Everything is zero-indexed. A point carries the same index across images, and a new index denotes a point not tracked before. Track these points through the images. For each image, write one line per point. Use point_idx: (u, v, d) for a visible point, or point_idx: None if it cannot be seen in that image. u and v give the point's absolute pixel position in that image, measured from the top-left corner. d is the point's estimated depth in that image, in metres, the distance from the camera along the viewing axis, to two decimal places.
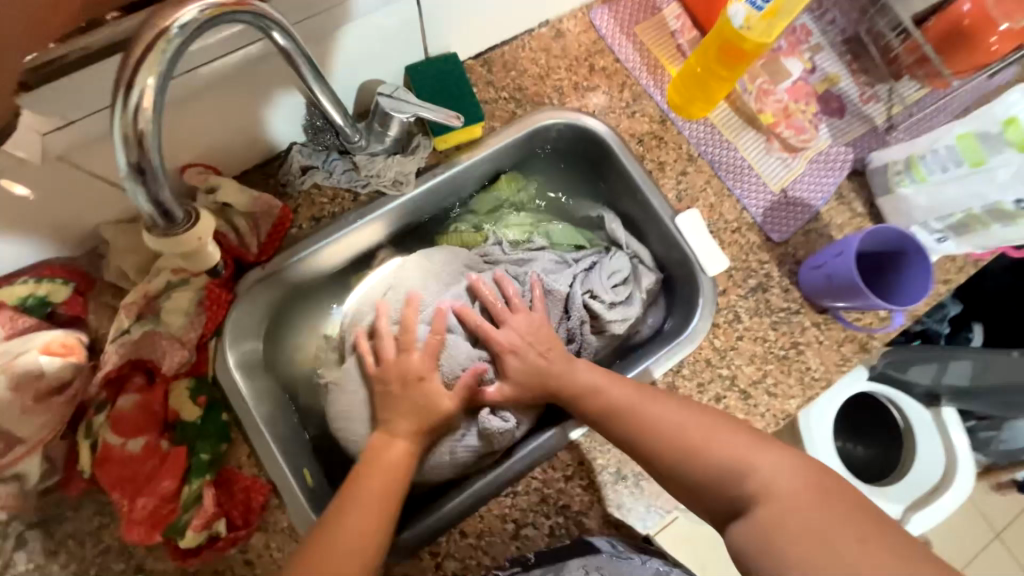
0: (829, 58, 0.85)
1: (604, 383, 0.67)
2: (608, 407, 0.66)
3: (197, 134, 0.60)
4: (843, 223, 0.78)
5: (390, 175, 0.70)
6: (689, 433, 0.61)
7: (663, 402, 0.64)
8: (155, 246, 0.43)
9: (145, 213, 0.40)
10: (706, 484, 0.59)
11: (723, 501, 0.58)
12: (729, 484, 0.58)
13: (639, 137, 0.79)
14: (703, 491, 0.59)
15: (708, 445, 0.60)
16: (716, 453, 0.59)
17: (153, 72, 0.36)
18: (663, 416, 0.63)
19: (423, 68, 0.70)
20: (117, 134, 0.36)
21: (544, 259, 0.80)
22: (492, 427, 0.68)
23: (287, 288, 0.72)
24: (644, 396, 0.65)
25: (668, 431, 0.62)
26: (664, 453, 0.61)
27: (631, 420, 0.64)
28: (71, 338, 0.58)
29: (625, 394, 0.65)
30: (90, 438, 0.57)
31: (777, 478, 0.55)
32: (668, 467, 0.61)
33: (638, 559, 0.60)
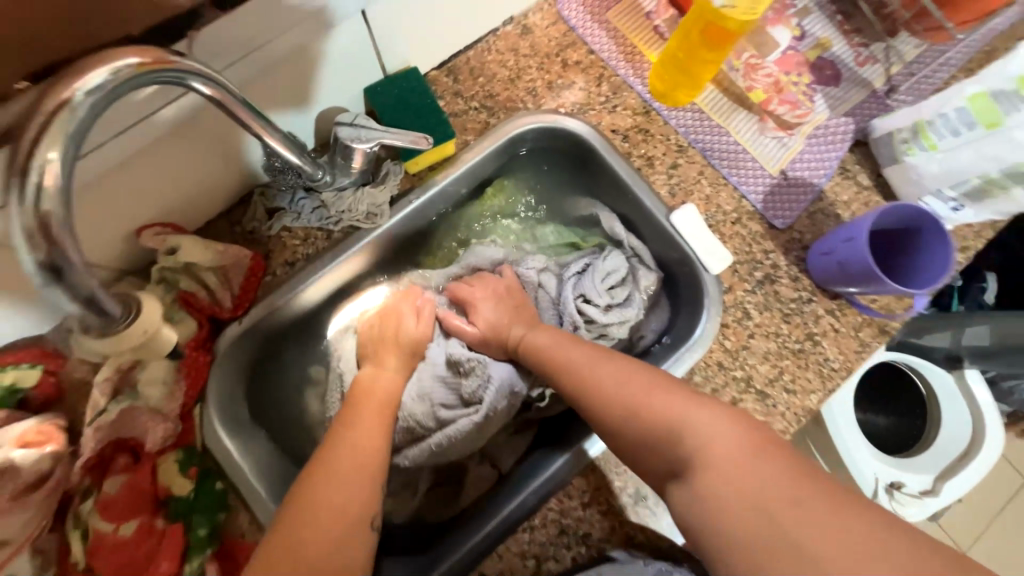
0: (819, 22, 0.78)
1: (550, 345, 0.65)
2: (553, 368, 0.63)
3: (147, 195, 0.55)
4: (850, 200, 0.74)
5: (362, 209, 0.66)
6: (634, 392, 0.56)
7: (612, 362, 0.60)
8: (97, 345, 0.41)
9: (73, 313, 0.37)
10: (646, 443, 0.54)
11: (660, 465, 0.53)
12: (667, 445, 0.52)
13: (624, 133, 0.74)
14: (643, 451, 0.54)
15: (649, 399, 0.55)
16: (656, 410, 0.54)
17: (56, 145, 0.31)
18: (607, 373, 0.59)
19: (383, 88, 0.65)
20: (20, 230, 0.32)
21: (537, 260, 0.77)
22: (456, 350, 0.70)
23: (270, 336, 0.67)
24: (594, 355, 0.62)
25: (610, 388, 0.58)
26: (603, 412, 0.57)
27: (583, 380, 0.60)
28: (46, 424, 0.54)
29: (575, 352, 0.63)
30: (80, 528, 0.54)
31: (719, 440, 0.49)
32: (609, 426, 0.57)
33: (643, 561, 0.58)
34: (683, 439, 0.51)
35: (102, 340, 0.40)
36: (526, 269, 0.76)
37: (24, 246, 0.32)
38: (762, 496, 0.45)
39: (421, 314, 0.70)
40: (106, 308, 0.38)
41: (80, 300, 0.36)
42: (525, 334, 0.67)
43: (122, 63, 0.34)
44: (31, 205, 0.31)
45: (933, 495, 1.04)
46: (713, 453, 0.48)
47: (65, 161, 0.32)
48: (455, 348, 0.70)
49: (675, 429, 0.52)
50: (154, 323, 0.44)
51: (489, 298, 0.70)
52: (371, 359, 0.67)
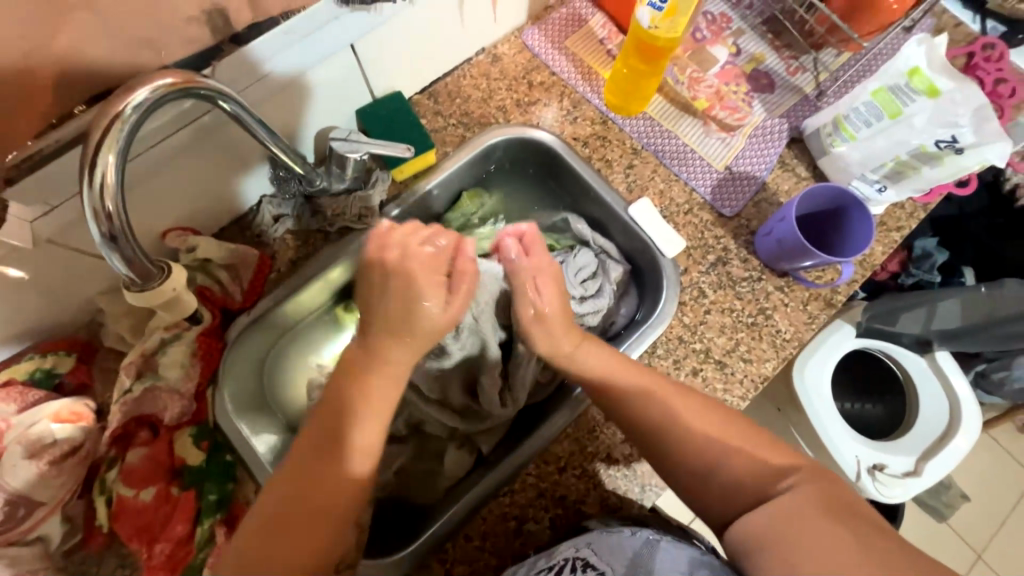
0: (752, 40, 0.90)
1: (616, 374, 0.67)
2: (642, 407, 0.64)
3: (171, 201, 0.65)
4: (790, 189, 0.82)
5: (355, 211, 0.75)
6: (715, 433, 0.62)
7: (698, 405, 0.64)
8: (137, 301, 0.51)
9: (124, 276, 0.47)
10: (729, 482, 0.60)
11: (733, 502, 0.60)
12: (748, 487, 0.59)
13: (584, 140, 0.84)
14: (718, 489, 0.60)
15: (730, 441, 0.62)
16: (742, 455, 0.61)
17: (112, 150, 0.41)
18: (693, 417, 0.63)
19: (371, 110, 0.76)
20: (88, 211, 0.42)
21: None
22: (494, 351, 0.75)
23: (272, 330, 0.76)
24: (681, 394, 0.65)
25: (698, 432, 0.62)
26: (690, 455, 0.62)
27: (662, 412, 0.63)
28: (79, 404, 0.62)
29: (655, 385, 0.65)
30: (105, 494, 0.61)
31: (803, 485, 0.58)
32: (693, 465, 0.61)
33: (628, 531, 0.61)
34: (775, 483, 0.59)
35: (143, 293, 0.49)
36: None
37: (90, 220, 0.42)
38: (824, 519, 0.54)
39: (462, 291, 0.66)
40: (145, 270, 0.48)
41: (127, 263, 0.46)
42: (610, 372, 0.67)
43: (157, 84, 0.43)
44: (96, 190, 0.41)
45: (915, 476, 1.08)
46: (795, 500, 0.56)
47: (119, 162, 0.42)
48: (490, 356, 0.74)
49: (761, 473, 0.60)
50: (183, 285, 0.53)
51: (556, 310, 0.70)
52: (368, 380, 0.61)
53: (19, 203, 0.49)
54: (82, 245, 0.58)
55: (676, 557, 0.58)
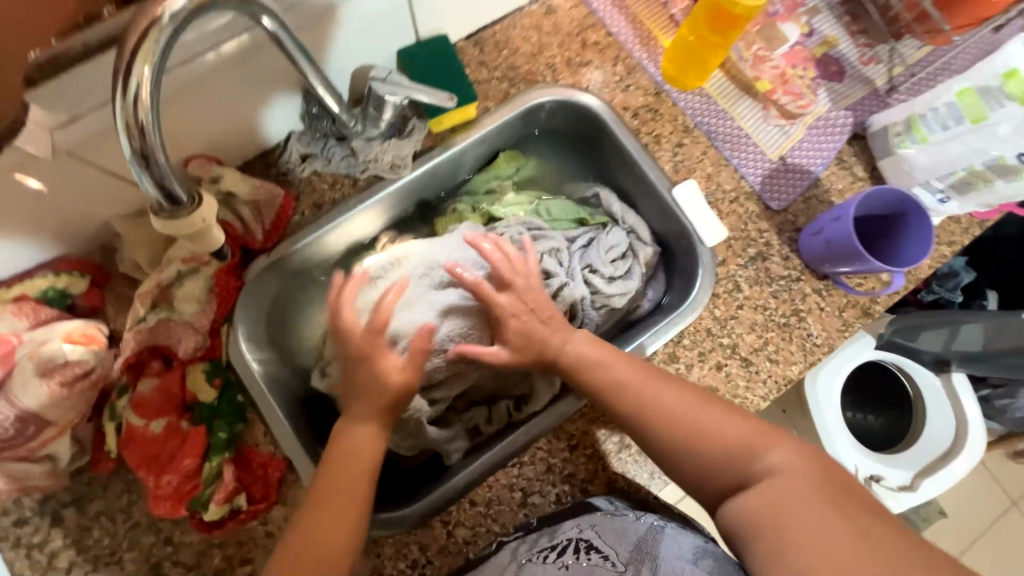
0: (827, 21, 0.83)
1: (605, 361, 0.66)
2: (621, 397, 0.64)
3: (199, 127, 0.61)
4: (844, 188, 0.78)
5: (388, 159, 0.72)
6: (693, 419, 0.61)
7: (673, 388, 0.63)
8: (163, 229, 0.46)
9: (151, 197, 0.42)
10: (709, 464, 0.59)
11: (726, 482, 0.59)
12: (740, 463, 0.58)
13: (634, 111, 0.79)
14: (710, 471, 0.59)
15: (717, 427, 0.60)
16: (722, 437, 0.60)
17: (147, 62, 0.37)
18: (671, 406, 0.62)
19: (414, 52, 0.71)
20: (119, 123, 0.38)
21: (550, 240, 0.78)
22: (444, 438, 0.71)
23: (291, 275, 0.73)
24: (652, 379, 0.64)
25: (676, 417, 0.61)
26: (670, 437, 0.61)
27: (638, 403, 0.63)
28: (91, 327, 0.60)
29: (633, 374, 0.64)
30: (115, 420, 0.60)
31: (788, 465, 0.57)
32: (673, 449, 0.61)
33: (633, 516, 0.62)
34: (755, 461, 0.58)
35: (169, 223, 0.44)
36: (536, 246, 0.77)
37: (122, 133, 0.39)
38: None
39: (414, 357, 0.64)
40: (174, 192, 0.43)
41: (157, 187, 0.41)
42: (593, 364, 0.66)
43: None
44: (131, 98, 0.38)
45: (910, 491, 1.08)
46: (786, 477, 0.56)
47: (155, 75, 0.38)
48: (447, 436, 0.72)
49: (748, 454, 0.59)
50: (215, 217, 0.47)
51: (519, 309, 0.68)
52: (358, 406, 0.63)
53: (41, 107, 0.45)
54: (103, 163, 0.55)
55: (679, 544, 0.60)
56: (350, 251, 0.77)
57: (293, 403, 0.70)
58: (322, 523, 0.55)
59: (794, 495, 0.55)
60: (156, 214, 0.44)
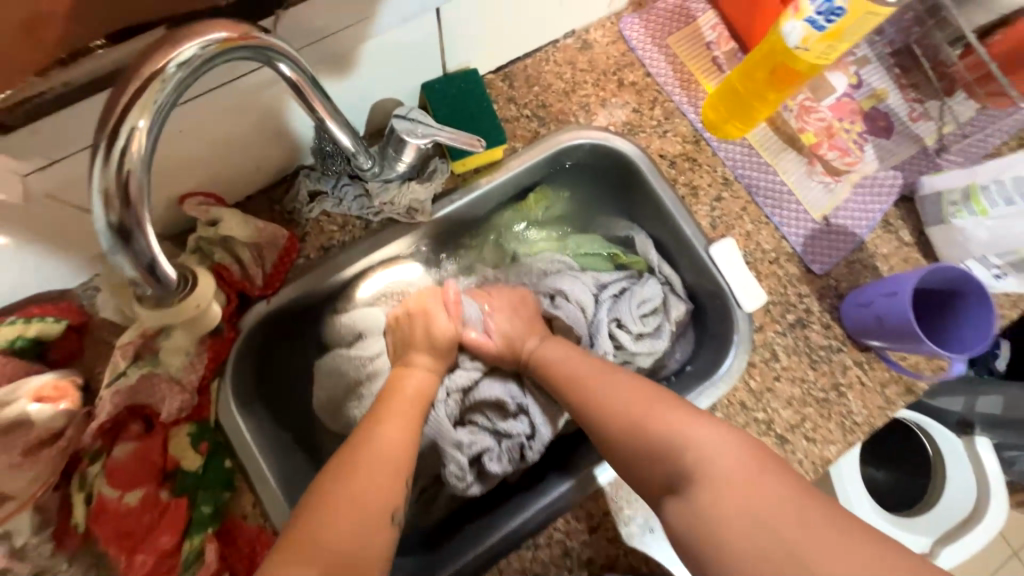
0: (876, 72, 0.78)
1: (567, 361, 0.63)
2: (571, 381, 0.61)
3: (196, 161, 0.55)
4: (890, 253, 0.73)
5: (404, 204, 0.65)
6: (638, 405, 0.56)
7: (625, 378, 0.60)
8: (148, 316, 0.39)
9: (134, 280, 0.35)
10: (644, 453, 0.53)
11: (660, 478, 0.52)
12: (671, 457, 0.51)
13: (671, 159, 0.73)
14: (647, 460, 0.53)
15: (655, 412, 0.55)
16: (663, 424, 0.53)
17: (145, 114, 0.31)
18: (618, 394, 0.58)
19: (441, 87, 0.65)
20: (97, 190, 0.31)
21: (568, 279, 0.73)
22: (450, 447, 0.64)
23: (294, 320, 0.67)
24: (604, 370, 0.61)
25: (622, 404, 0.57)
26: (612, 424, 0.56)
27: (584, 391, 0.60)
28: (63, 380, 0.55)
29: (588, 368, 0.61)
30: (85, 491, 0.53)
31: (719, 448, 0.50)
32: (613, 435, 0.56)
33: None
34: (684, 452, 0.51)
35: (157, 312, 0.37)
36: (553, 281, 0.73)
37: (98, 205, 0.31)
38: None
39: (452, 313, 0.67)
40: (162, 273, 0.35)
41: (139, 269, 0.34)
42: (546, 355, 0.64)
43: (208, 38, 0.32)
44: (113, 166, 0.31)
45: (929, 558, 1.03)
46: (722, 469, 0.48)
47: (152, 130, 0.31)
48: (449, 441, 0.64)
49: (682, 444, 0.51)
50: (212, 300, 0.41)
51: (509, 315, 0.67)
52: (403, 357, 0.64)
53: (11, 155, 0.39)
54: (85, 205, 0.49)
55: None
56: (354, 281, 0.68)
57: (292, 463, 0.62)
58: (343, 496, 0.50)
59: (727, 490, 0.47)
60: (141, 301, 0.36)
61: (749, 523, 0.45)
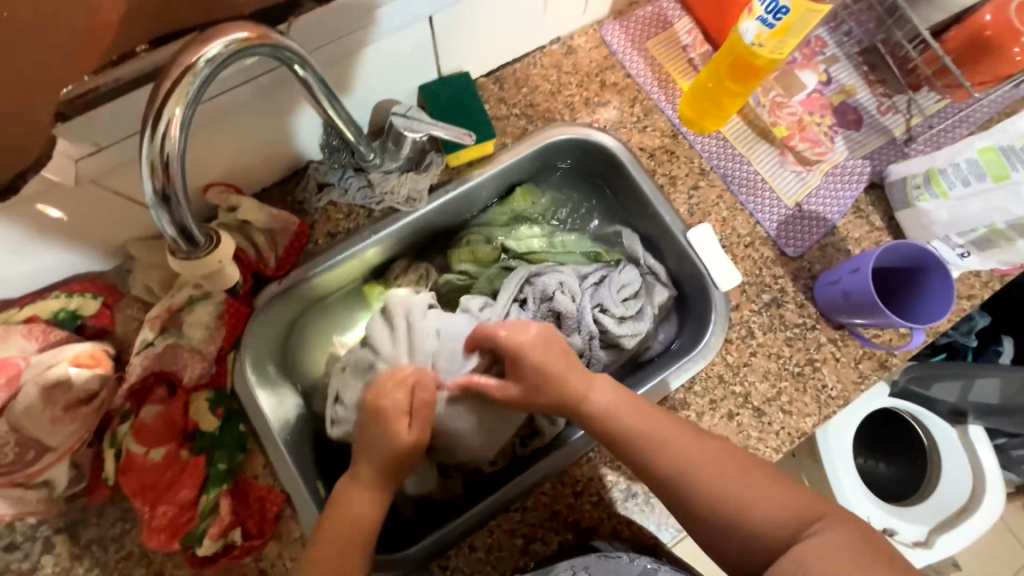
0: (844, 70, 0.83)
1: (641, 425, 0.61)
2: (671, 461, 0.59)
3: (220, 154, 0.62)
4: (861, 237, 0.77)
5: (403, 193, 0.72)
6: (738, 477, 0.57)
7: (710, 446, 0.59)
8: (178, 268, 0.45)
9: (169, 238, 0.42)
10: (749, 529, 0.56)
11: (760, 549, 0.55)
12: (775, 531, 0.55)
13: (650, 152, 0.79)
14: (743, 534, 0.56)
15: (741, 482, 0.57)
16: (767, 502, 0.56)
17: (180, 103, 0.37)
18: (722, 472, 0.58)
19: (436, 88, 0.72)
20: (144, 163, 0.38)
21: (558, 273, 0.77)
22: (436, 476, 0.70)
23: (303, 301, 0.74)
24: (687, 436, 0.60)
25: (709, 477, 0.57)
26: (712, 497, 0.57)
27: (680, 462, 0.58)
28: (98, 349, 0.61)
29: (675, 434, 0.60)
30: (115, 447, 0.59)
31: (824, 529, 0.53)
32: (707, 504, 0.57)
33: (626, 557, 0.59)
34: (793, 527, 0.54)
35: (187, 263, 0.44)
36: (542, 278, 0.77)
37: (145, 173, 0.39)
38: None
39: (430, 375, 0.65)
40: (193, 235, 0.43)
41: (176, 229, 0.41)
42: (622, 416, 0.62)
43: (231, 37, 0.39)
44: (156, 142, 0.38)
45: (925, 547, 1.04)
46: (826, 542, 0.52)
47: (185, 117, 0.38)
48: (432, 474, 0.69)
49: (787, 520, 0.55)
50: (229, 257, 0.47)
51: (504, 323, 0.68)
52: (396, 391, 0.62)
53: (68, 139, 0.45)
54: (123, 189, 0.56)
55: None
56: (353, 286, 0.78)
57: (294, 430, 0.69)
58: (351, 536, 0.58)
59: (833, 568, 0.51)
60: (175, 254, 0.44)
61: None
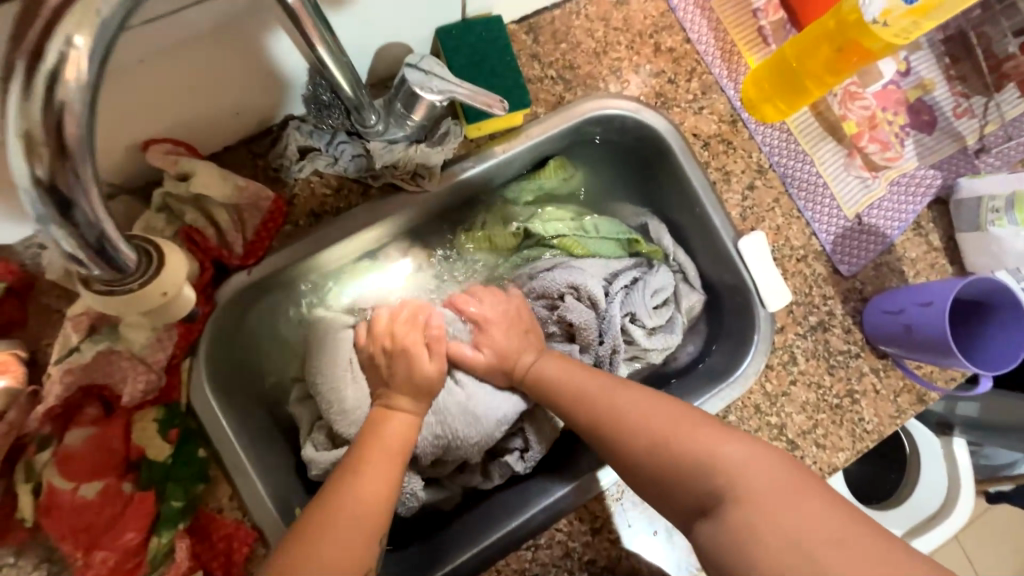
0: (926, 60, 0.72)
1: (568, 373, 0.58)
2: (585, 410, 0.56)
3: (160, 101, 0.45)
4: (918, 258, 0.69)
5: (410, 168, 0.58)
6: (657, 419, 0.52)
7: (635, 391, 0.55)
8: (103, 305, 0.31)
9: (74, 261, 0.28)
10: (673, 477, 0.49)
11: (690, 501, 0.48)
12: (700, 475, 0.48)
13: (705, 140, 0.67)
14: (670, 484, 0.50)
15: (661, 425, 0.51)
16: (689, 441, 0.49)
17: (84, 29, 0.23)
18: (641, 415, 0.53)
19: (458, 35, 0.56)
20: (15, 135, 0.23)
21: (573, 271, 0.66)
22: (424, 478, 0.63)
23: (277, 292, 0.59)
24: (612, 382, 0.57)
25: (630, 422, 0.53)
26: (632, 445, 0.52)
27: (597, 409, 0.55)
28: (3, 353, 0.47)
29: (591, 380, 0.57)
30: (32, 482, 0.46)
31: (751, 469, 0.47)
32: (629, 455, 0.52)
33: None
34: (717, 470, 0.47)
35: (109, 299, 0.30)
36: (554, 274, 0.66)
37: (18, 153, 0.23)
38: None
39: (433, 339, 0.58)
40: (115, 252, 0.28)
41: (83, 248, 0.27)
42: (545, 364, 0.59)
43: None
44: (39, 103, 0.23)
45: None
46: (754, 483, 0.46)
47: (95, 52, 0.23)
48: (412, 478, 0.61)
49: (705, 462, 0.48)
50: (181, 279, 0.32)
51: (502, 320, 0.62)
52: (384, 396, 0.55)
53: None
54: None
55: None
56: (342, 277, 0.64)
57: (271, 450, 0.57)
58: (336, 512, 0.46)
59: (767, 513, 0.44)
60: (90, 284, 0.30)
61: (776, 551, 0.42)
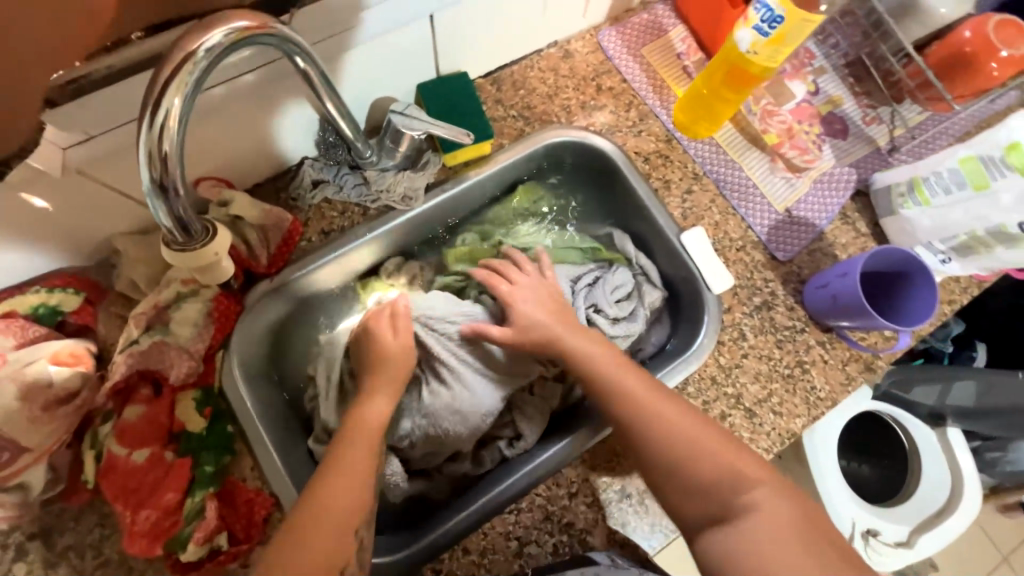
0: (831, 81, 0.86)
1: (625, 382, 0.62)
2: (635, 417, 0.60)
3: (213, 147, 0.61)
4: (848, 243, 0.79)
5: (400, 190, 0.72)
6: (702, 438, 0.58)
7: (682, 408, 0.60)
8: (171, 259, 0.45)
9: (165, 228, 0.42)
10: (702, 489, 0.56)
11: (708, 511, 0.55)
12: (726, 493, 0.55)
13: (646, 156, 0.80)
14: (695, 493, 0.56)
15: (703, 443, 0.57)
16: (723, 464, 0.56)
17: (179, 94, 0.37)
18: (688, 430, 0.58)
19: (434, 87, 0.72)
20: (142, 152, 0.38)
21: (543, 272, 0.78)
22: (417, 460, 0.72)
23: (295, 300, 0.72)
24: (662, 395, 0.61)
25: (678, 435, 0.58)
26: (673, 456, 0.57)
27: (648, 419, 0.59)
28: (79, 347, 0.59)
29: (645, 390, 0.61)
30: (96, 448, 0.57)
31: (776, 502, 0.53)
32: (666, 462, 0.57)
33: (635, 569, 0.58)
34: (744, 492, 0.54)
35: (183, 255, 0.44)
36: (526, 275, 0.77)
37: (143, 162, 0.38)
38: None
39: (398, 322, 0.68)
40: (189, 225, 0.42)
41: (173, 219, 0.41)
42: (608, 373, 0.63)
43: (233, 27, 0.38)
44: (156, 132, 0.37)
45: (905, 547, 1.07)
46: (776, 511, 0.53)
47: (184, 106, 0.37)
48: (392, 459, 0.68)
49: (735, 482, 0.55)
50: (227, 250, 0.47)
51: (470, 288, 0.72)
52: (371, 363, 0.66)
53: (58, 129, 0.46)
54: (110, 179, 0.54)
55: None
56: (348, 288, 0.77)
57: (285, 431, 0.67)
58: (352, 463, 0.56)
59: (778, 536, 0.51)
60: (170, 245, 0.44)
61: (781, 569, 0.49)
